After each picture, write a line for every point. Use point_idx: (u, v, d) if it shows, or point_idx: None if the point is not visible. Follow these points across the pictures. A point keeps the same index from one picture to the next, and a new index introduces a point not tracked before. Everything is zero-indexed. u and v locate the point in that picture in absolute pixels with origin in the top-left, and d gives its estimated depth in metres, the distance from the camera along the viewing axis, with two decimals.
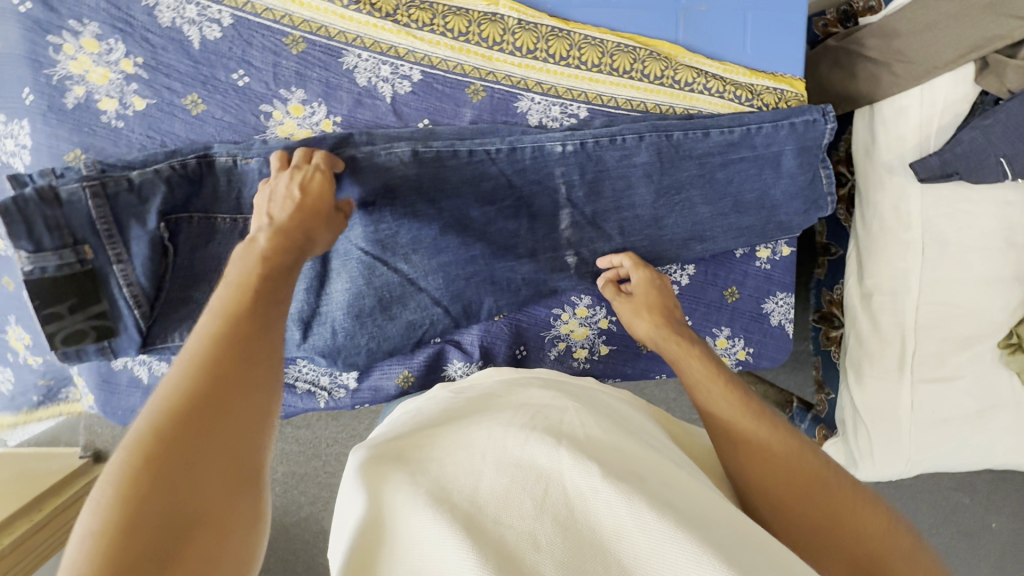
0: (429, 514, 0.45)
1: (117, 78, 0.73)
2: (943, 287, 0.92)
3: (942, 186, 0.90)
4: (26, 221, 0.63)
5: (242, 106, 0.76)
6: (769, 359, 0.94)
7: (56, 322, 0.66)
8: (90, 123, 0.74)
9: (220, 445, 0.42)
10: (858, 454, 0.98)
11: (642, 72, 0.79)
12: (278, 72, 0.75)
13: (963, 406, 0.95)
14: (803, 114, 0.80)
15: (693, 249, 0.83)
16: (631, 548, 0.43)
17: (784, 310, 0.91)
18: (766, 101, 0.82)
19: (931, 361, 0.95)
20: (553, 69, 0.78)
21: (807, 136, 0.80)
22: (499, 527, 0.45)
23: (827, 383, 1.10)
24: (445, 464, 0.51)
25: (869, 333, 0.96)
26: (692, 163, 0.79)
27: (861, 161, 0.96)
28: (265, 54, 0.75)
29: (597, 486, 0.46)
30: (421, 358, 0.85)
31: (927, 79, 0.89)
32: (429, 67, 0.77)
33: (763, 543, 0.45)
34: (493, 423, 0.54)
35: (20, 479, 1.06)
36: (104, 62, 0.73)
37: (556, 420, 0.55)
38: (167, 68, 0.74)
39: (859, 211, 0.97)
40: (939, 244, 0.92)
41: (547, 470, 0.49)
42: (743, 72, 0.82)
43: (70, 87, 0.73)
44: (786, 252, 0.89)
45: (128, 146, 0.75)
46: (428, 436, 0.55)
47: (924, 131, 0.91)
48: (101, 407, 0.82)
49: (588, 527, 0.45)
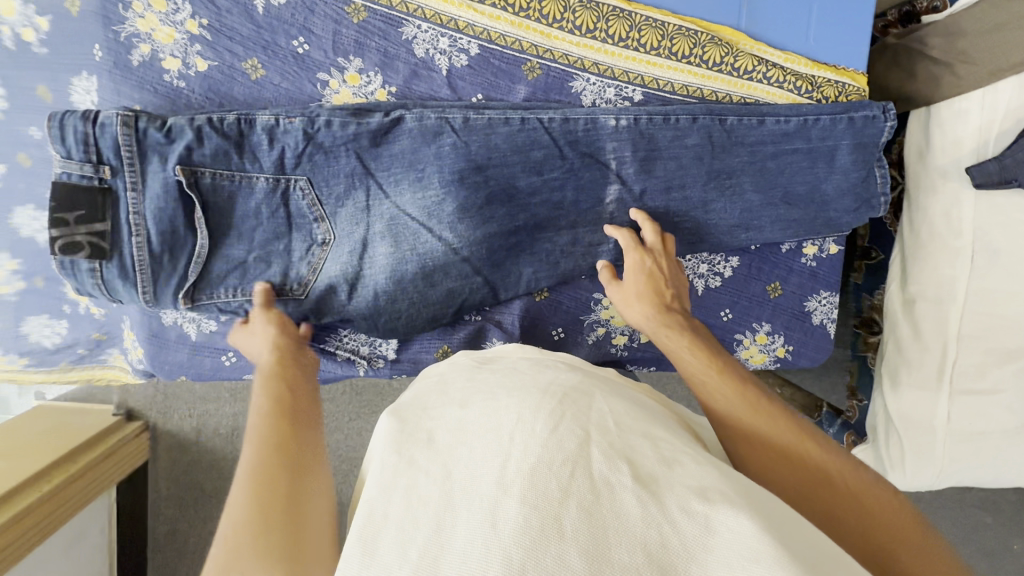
0: (462, 510, 0.43)
1: (182, 39, 0.75)
2: (991, 298, 0.89)
3: (1000, 193, 0.87)
4: (63, 130, 0.66)
5: (300, 73, 0.77)
6: (808, 359, 0.92)
7: (60, 228, 0.68)
8: (153, 81, 0.75)
9: (301, 476, 0.51)
10: (888, 463, 0.96)
11: (701, 58, 0.78)
12: (338, 41, 0.76)
13: (1004, 421, 0.92)
14: (864, 109, 0.79)
15: (738, 237, 0.82)
16: (660, 540, 0.41)
17: (827, 309, 0.90)
18: (826, 94, 0.80)
19: (972, 373, 0.92)
20: (611, 50, 0.77)
21: (865, 131, 0.79)
22: (524, 507, 0.42)
23: (860, 389, 1.08)
24: (473, 444, 0.49)
25: (909, 341, 0.94)
26: (743, 151, 0.78)
27: (913, 163, 0.93)
28: (326, 22, 0.75)
29: (627, 484, 0.45)
30: (460, 334, 0.85)
31: (992, 82, 0.85)
32: (487, 41, 0.76)
33: (809, 536, 0.44)
34: (522, 404, 0.53)
35: (59, 430, 1.09)
36: (170, 23, 0.74)
37: (584, 406, 0.54)
38: (230, 30, 0.75)
39: (906, 216, 0.95)
40: (990, 254, 0.88)
41: (575, 455, 0.47)
42: (805, 63, 0.80)
43: (136, 44, 0.74)
44: (833, 251, 0.87)
45: (188, 106, 0.76)
46: (453, 416, 0.54)
47: (983, 135, 0.87)
48: (152, 361, 0.84)
49: (613, 514, 0.43)
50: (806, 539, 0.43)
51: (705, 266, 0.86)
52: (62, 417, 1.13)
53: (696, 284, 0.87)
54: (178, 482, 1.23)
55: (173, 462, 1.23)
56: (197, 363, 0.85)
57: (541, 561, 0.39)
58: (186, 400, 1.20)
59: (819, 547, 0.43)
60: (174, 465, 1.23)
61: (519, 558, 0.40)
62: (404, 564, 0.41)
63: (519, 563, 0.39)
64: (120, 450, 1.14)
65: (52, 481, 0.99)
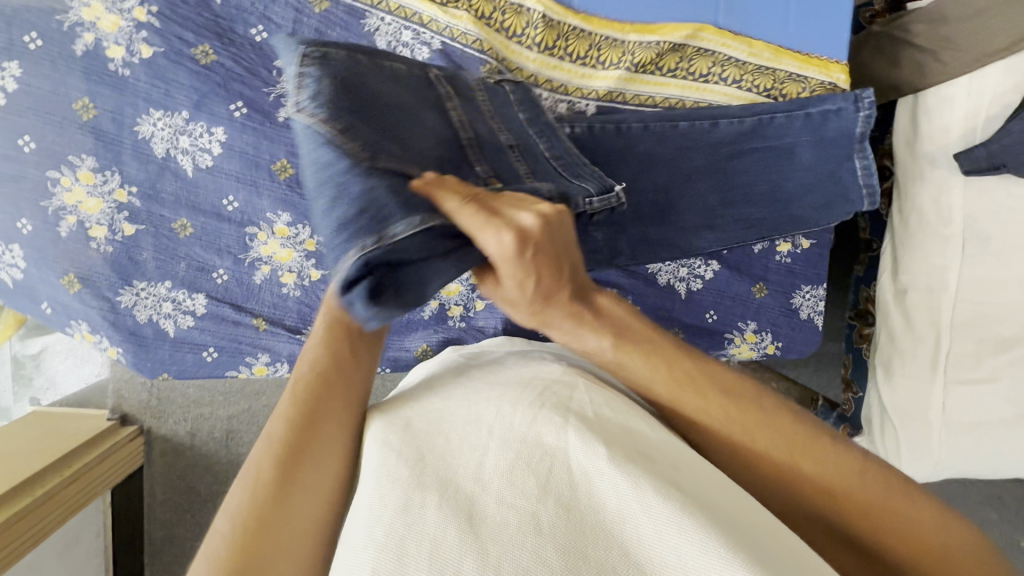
0: (433, 494, 0.43)
1: (127, 26, 0.77)
2: (985, 287, 0.88)
3: (991, 179, 0.86)
4: None
5: (255, 59, 0.79)
6: (797, 352, 0.91)
7: None
8: (98, 71, 0.78)
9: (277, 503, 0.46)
10: (885, 453, 0.96)
11: (657, 68, 0.81)
12: (298, 28, 0.78)
13: (1001, 411, 0.91)
14: (822, 104, 0.80)
15: (701, 234, 0.81)
16: (635, 530, 0.41)
17: (813, 303, 0.89)
18: (787, 91, 0.82)
19: (966, 362, 0.90)
20: (569, 67, 0.80)
21: (826, 127, 0.80)
22: (501, 506, 0.42)
23: (856, 382, 1.08)
24: (450, 434, 0.49)
25: (902, 331, 0.93)
26: (704, 152, 0.79)
27: (901, 152, 0.92)
28: (286, 11, 0.78)
29: (602, 469, 0.44)
30: (441, 333, 0.88)
31: (979, 66, 0.84)
32: (449, 39, 0.78)
33: (780, 540, 0.42)
34: (502, 398, 0.52)
35: (51, 435, 1.09)
36: (116, 10, 0.77)
37: (565, 396, 0.52)
38: (180, 17, 0.77)
39: (897, 205, 0.95)
40: (981, 243, 0.87)
41: (552, 449, 0.46)
42: (767, 54, 0.80)
43: (80, 34, 0.77)
44: (805, 246, 0.87)
45: (136, 95, 0.79)
46: (432, 407, 0.53)
47: (970, 122, 0.86)
48: (131, 358, 0.85)
49: (592, 510, 0.43)
50: (775, 541, 0.42)
51: (685, 269, 0.87)
52: (55, 423, 1.14)
53: (678, 288, 0.87)
54: (174, 488, 1.23)
55: (168, 466, 1.22)
56: (179, 359, 0.86)
57: (517, 555, 0.39)
58: (179, 403, 1.20)
59: (790, 548, 0.42)
60: (169, 469, 1.22)
61: (494, 554, 0.39)
62: (369, 547, 0.40)
63: (495, 556, 0.39)
64: (114, 454, 1.13)
65: (47, 485, 0.98)
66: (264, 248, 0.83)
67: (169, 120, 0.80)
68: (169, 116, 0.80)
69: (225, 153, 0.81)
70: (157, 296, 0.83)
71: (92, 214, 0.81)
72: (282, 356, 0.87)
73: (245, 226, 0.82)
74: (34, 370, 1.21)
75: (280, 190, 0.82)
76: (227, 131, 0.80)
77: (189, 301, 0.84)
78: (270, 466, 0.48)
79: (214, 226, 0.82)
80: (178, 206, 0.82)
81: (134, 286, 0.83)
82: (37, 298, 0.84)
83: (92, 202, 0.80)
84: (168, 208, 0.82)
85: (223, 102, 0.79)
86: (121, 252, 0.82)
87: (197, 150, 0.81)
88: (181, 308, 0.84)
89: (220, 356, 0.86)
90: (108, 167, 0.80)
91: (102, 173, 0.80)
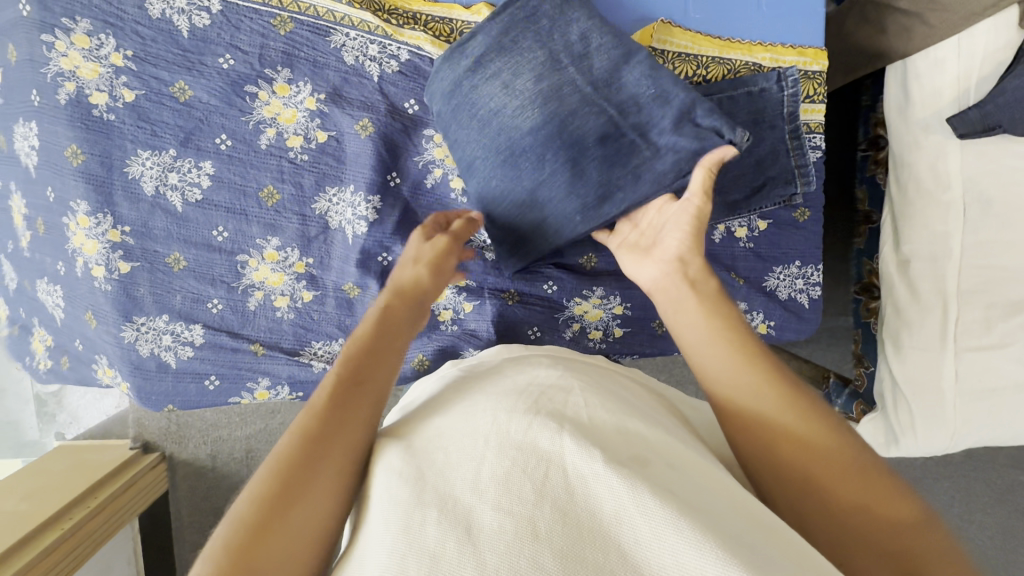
0: (433, 510, 0.43)
1: (107, 72, 0.79)
2: (991, 250, 0.86)
3: (986, 141, 0.84)
4: None
5: (227, 89, 0.80)
6: (793, 332, 0.89)
7: None
8: (81, 118, 0.80)
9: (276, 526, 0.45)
10: (899, 429, 0.94)
11: None
12: (265, 53, 0.80)
13: (1016, 376, 0.89)
14: (748, 84, 0.78)
15: None
16: (632, 534, 0.41)
17: (789, 282, 0.88)
18: (711, 73, 0.80)
19: (977, 329, 0.88)
20: None
21: (748, 107, 0.78)
22: (498, 514, 0.42)
23: (866, 355, 1.04)
24: (449, 449, 0.49)
25: (908, 303, 0.91)
26: None
27: (893, 121, 0.90)
28: (253, 37, 0.79)
29: (598, 472, 0.44)
30: (433, 343, 0.88)
31: (967, 26, 0.82)
32: (415, 49, 0.80)
33: (775, 538, 0.42)
34: (498, 406, 0.52)
35: (77, 469, 1.12)
36: (94, 58, 0.79)
37: (560, 402, 0.53)
38: (153, 58, 0.79)
39: (893, 176, 0.92)
40: (984, 205, 0.85)
41: (547, 455, 0.46)
42: (688, 39, 0.79)
43: (62, 83, 0.79)
44: (763, 227, 0.86)
45: (122, 137, 0.80)
46: (432, 426, 0.53)
47: (962, 83, 0.84)
48: (137, 393, 0.87)
49: (588, 513, 0.43)
50: (768, 535, 0.42)
51: None
52: (81, 456, 1.17)
53: None
54: (200, 510, 1.25)
55: (192, 490, 1.25)
56: (183, 390, 0.88)
57: (512, 563, 0.39)
58: (198, 428, 1.22)
59: (790, 546, 0.42)
60: (194, 492, 1.25)
61: (493, 563, 0.39)
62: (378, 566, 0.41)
63: (493, 569, 0.39)
64: (139, 482, 1.16)
65: (79, 515, 1.01)
66: (257, 273, 0.85)
67: (157, 158, 0.81)
68: (157, 155, 0.81)
69: (214, 184, 0.82)
70: (157, 330, 0.85)
71: (91, 255, 0.83)
72: (282, 378, 0.88)
73: (236, 254, 0.84)
74: (56, 407, 1.26)
75: (268, 216, 0.83)
76: (214, 164, 0.82)
77: (188, 332, 0.85)
78: (273, 486, 0.47)
79: (206, 257, 0.84)
80: (170, 241, 0.83)
81: (135, 322, 0.84)
82: (75, 335, 0.91)
83: (91, 244, 0.82)
84: (161, 243, 0.83)
85: (208, 136, 0.81)
86: (119, 289, 0.83)
87: (187, 185, 0.82)
88: (181, 339, 0.85)
89: (222, 383, 0.88)
90: (100, 210, 0.81)
91: (96, 215, 0.82)
